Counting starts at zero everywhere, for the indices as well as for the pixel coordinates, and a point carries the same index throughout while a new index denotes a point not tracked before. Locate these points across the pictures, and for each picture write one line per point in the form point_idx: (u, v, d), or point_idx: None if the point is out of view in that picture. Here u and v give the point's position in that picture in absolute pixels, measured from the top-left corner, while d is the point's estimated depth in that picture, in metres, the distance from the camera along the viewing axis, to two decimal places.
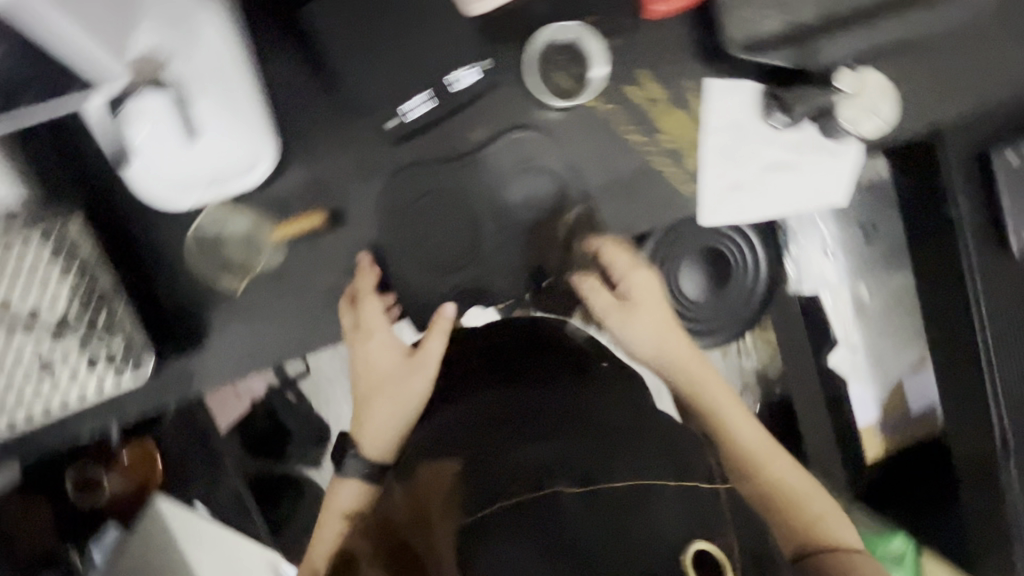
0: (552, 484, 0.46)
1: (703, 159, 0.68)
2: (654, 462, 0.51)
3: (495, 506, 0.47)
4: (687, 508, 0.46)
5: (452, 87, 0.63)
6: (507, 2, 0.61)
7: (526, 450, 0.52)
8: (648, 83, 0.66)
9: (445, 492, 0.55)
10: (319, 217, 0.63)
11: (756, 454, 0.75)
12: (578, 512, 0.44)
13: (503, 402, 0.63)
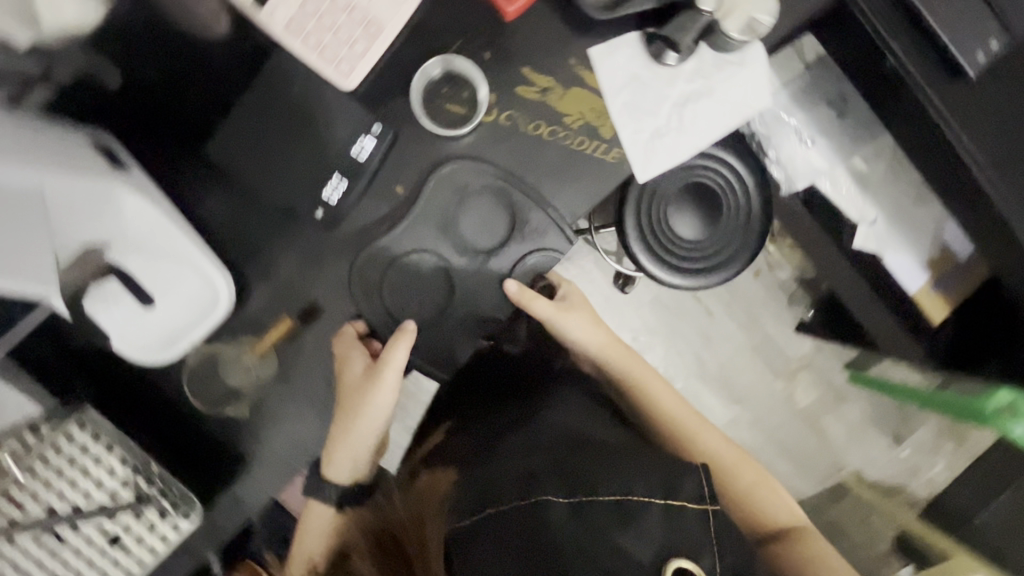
0: (540, 493, 0.54)
1: (618, 121, 0.69)
2: (643, 477, 0.56)
3: (486, 514, 0.55)
4: (671, 529, 0.51)
5: (362, 157, 0.64)
6: (378, 62, 0.64)
7: (522, 460, 0.62)
8: (535, 77, 0.68)
9: (437, 503, 0.63)
10: (290, 321, 0.68)
11: (722, 459, 0.78)
12: (561, 528, 0.51)
13: (510, 435, 0.69)
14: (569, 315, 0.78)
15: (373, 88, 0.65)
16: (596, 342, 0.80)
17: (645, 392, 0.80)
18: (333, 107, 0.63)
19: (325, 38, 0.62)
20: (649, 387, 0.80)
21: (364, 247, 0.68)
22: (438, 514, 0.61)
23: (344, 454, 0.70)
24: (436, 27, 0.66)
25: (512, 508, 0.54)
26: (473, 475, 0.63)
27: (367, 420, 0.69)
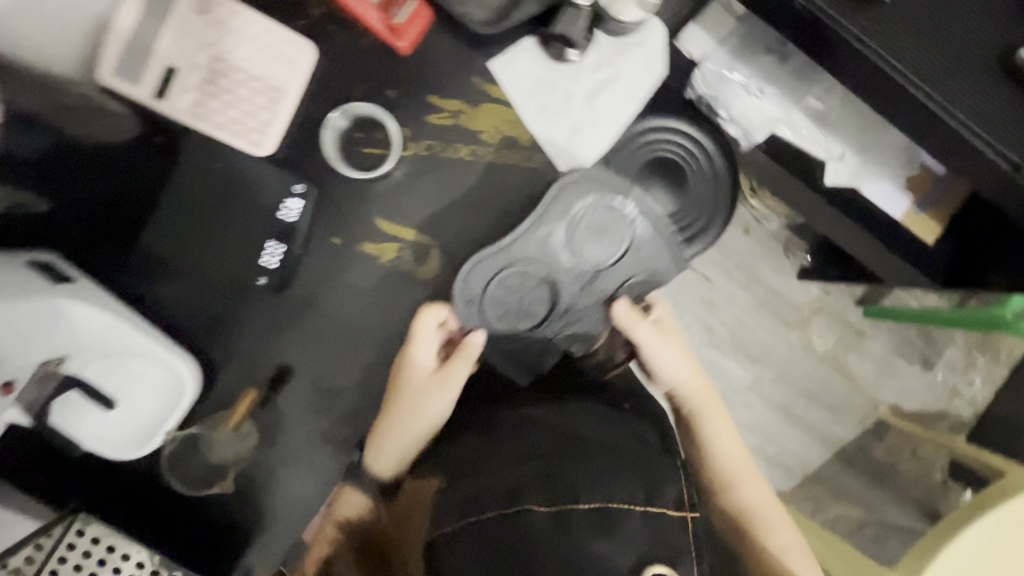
0: (525, 505, 0.37)
1: (533, 127, 0.69)
2: (625, 482, 0.40)
3: (466, 519, 0.38)
4: (660, 530, 0.36)
5: (291, 219, 0.65)
6: (287, 124, 0.66)
7: (493, 475, 0.43)
8: (442, 103, 0.69)
9: (425, 501, 0.47)
10: (255, 392, 0.69)
11: (763, 523, 0.52)
12: (541, 536, 0.35)
13: (477, 455, 0.48)
14: (664, 347, 0.58)
15: (290, 149, 0.67)
16: (667, 364, 0.58)
17: (693, 419, 0.57)
18: (253, 177, 0.65)
19: (230, 114, 0.64)
20: (699, 415, 0.57)
21: (318, 301, 0.70)
22: (405, 524, 0.47)
23: (382, 459, 0.57)
24: (337, 77, 0.67)
25: (488, 517, 0.37)
26: (444, 493, 0.44)
27: (416, 423, 0.56)
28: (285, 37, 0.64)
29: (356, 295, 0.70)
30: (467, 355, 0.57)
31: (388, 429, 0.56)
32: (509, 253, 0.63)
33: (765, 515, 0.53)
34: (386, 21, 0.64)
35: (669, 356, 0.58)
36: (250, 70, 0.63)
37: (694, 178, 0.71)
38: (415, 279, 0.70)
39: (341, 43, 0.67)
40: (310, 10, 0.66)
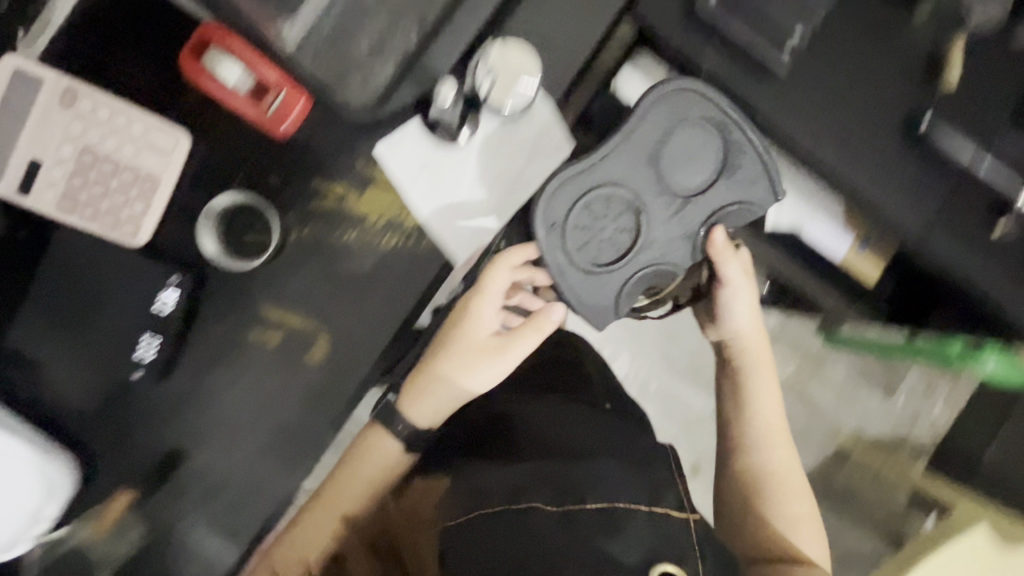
0: (532, 504, 0.58)
1: (419, 211, 0.68)
2: (637, 485, 0.61)
3: (480, 511, 0.59)
4: (654, 539, 0.56)
5: (164, 311, 0.65)
6: (161, 214, 0.65)
7: (510, 473, 0.63)
8: (327, 186, 0.67)
9: (433, 503, 0.69)
10: (128, 495, 0.69)
11: (768, 484, 0.78)
12: (553, 534, 0.55)
13: (489, 465, 0.67)
14: (751, 305, 0.79)
15: (168, 236, 0.66)
16: (746, 323, 0.80)
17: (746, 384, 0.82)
18: (128, 269, 0.64)
19: (100, 206, 0.62)
20: (763, 371, 0.82)
21: (204, 388, 0.68)
22: (417, 535, 0.69)
23: (424, 404, 0.74)
24: (217, 162, 0.66)
25: (504, 508, 0.58)
26: (480, 479, 0.64)
27: (456, 377, 0.72)
28: (155, 126, 0.62)
29: (245, 380, 0.69)
30: (540, 325, 0.71)
31: (449, 371, 0.72)
32: (596, 172, 0.66)
33: (770, 481, 0.78)
34: (260, 111, 0.62)
35: (747, 313, 0.80)
36: (121, 161, 0.62)
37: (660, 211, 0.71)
38: (304, 363, 0.69)
39: (217, 126, 0.65)
40: (183, 94, 0.64)
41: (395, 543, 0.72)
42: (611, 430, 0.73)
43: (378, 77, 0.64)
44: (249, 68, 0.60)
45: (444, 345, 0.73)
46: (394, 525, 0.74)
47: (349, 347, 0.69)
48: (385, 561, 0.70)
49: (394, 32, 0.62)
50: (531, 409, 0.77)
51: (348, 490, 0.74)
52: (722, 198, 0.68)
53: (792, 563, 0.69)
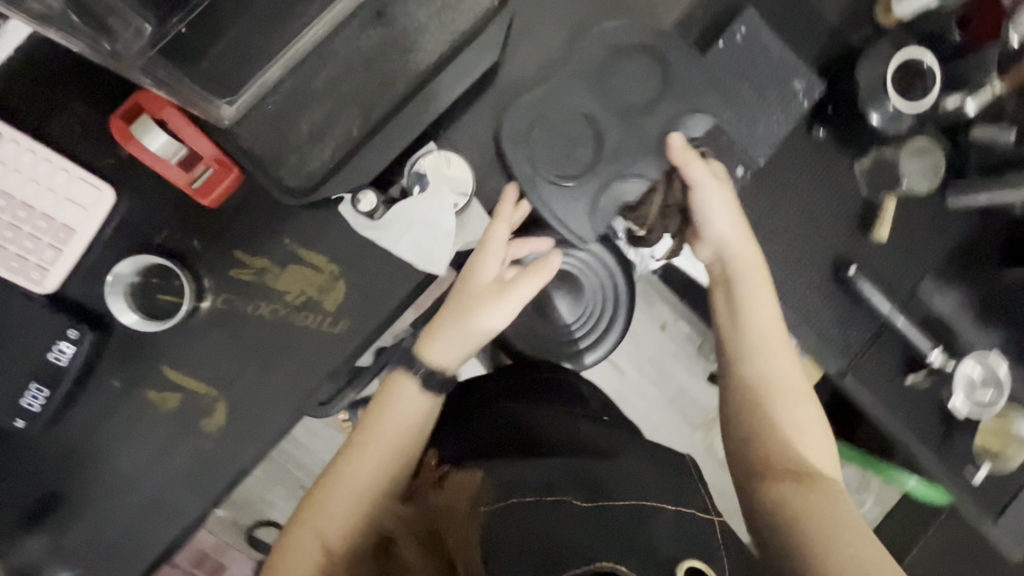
0: (562, 496, 0.54)
1: (340, 292, 0.68)
2: (660, 490, 0.59)
3: (512, 500, 0.54)
4: (681, 537, 0.52)
5: (60, 362, 0.62)
6: (72, 265, 0.64)
7: (539, 471, 0.59)
8: (249, 259, 0.67)
9: (465, 492, 0.59)
10: None
11: (776, 393, 0.67)
12: (577, 520, 0.51)
13: (511, 459, 0.64)
14: (711, 201, 0.72)
15: (79, 287, 0.65)
16: (718, 219, 0.72)
17: (739, 311, 0.71)
18: (23, 319, 0.62)
19: (10, 249, 0.61)
20: (745, 304, 0.71)
21: (92, 442, 0.67)
22: (453, 519, 0.56)
23: (439, 356, 0.66)
24: (141, 220, 0.65)
25: (527, 498, 0.54)
26: (496, 474, 0.60)
27: (468, 324, 0.66)
28: (80, 178, 0.62)
29: (135, 439, 0.68)
30: (542, 273, 0.66)
31: (456, 326, 0.66)
32: (543, 104, 0.72)
33: (778, 408, 0.66)
34: (186, 181, 0.62)
35: (722, 215, 0.72)
36: (38, 207, 0.61)
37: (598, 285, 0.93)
38: (200, 430, 0.68)
39: (147, 186, 0.65)
40: (117, 150, 0.64)
41: (437, 534, 0.56)
42: (613, 437, 0.72)
43: (312, 162, 0.63)
44: (180, 137, 0.61)
45: (455, 298, 0.67)
46: (434, 518, 0.57)
47: (249, 418, 0.69)
48: (432, 556, 0.55)
49: (335, 124, 0.63)
50: (564, 417, 0.76)
51: (359, 477, 0.63)
52: (661, 121, 0.75)
53: (796, 482, 0.62)
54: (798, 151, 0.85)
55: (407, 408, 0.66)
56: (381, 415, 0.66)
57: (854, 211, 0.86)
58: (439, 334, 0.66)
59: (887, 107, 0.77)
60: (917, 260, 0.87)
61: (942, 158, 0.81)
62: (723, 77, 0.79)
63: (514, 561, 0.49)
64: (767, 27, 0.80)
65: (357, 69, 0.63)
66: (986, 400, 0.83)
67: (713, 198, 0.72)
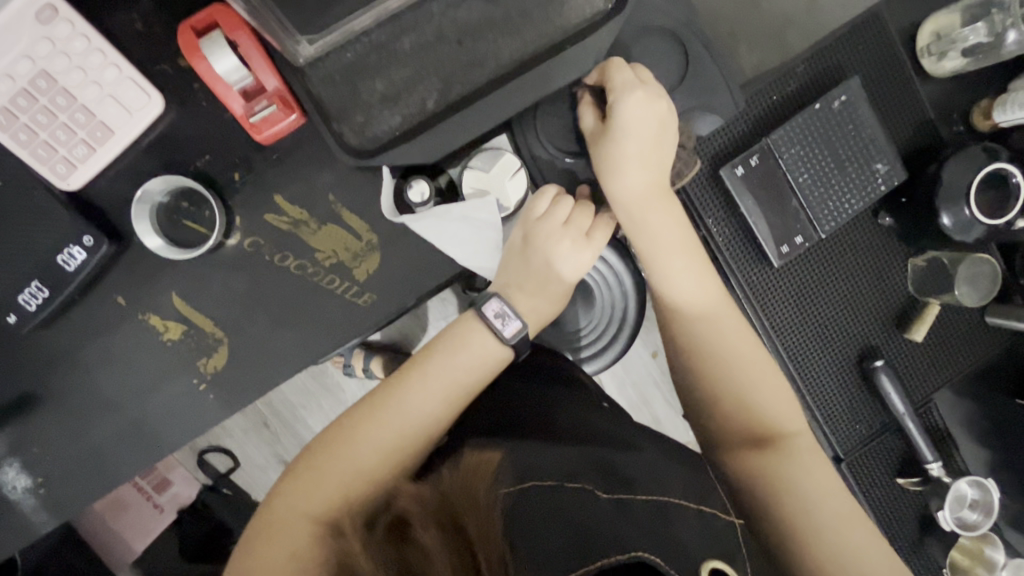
0: (580, 485, 0.53)
1: (375, 262, 0.65)
2: (681, 484, 0.59)
3: (533, 483, 0.53)
4: (705, 534, 0.53)
5: (68, 267, 0.59)
6: (100, 167, 0.59)
7: (554, 455, 0.58)
8: (287, 207, 0.63)
9: (487, 473, 0.51)
10: None
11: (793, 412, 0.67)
12: (605, 516, 0.49)
13: (523, 442, 0.61)
14: (658, 137, 0.62)
15: (104, 193, 0.61)
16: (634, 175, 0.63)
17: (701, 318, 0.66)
18: (36, 212, 0.58)
19: (40, 135, 0.57)
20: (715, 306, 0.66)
21: (80, 355, 0.64)
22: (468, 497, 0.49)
23: (531, 314, 0.66)
24: (183, 138, 0.61)
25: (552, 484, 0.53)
26: (511, 458, 0.57)
27: (559, 294, 0.67)
28: (132, 81, 0.57)
29: (127, 362, 0.64)
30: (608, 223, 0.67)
31: (565, 283, 0.66)
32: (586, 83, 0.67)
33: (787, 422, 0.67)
34: (245, 112, 0.58)
35: (656, 144, 0.63)
36: (80, 99, 0.57)
37: (608, 297, 0.94)
38: (196, 368, 0.65)
39: (199, 103, 0.60)
40: (177, 57, 0.59)
41: (449, 509, 0.47)
42: (626, 429, 0.69)
43: (381, 125, 0.59)
44: (246, 64, 0.56)
45: (547, 265, 0.65)
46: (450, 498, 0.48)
47: (248, 365, 0.66)
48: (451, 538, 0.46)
49: (413, 91, 0.59)
50: (572, 404, 0.73)
51: (421, 404, 0.61)
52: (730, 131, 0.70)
53: None
54: (857, 232, 0.83)
55: (483, 352, 0.63)
56: (443, 353, 0.63)
57: (893, 306, 0.84)
58: (535, 292, 0.66)
59: (963, 213, 0.74)
60: (939, 370, 0.86)
61: (996, 270, 0.79)
62: (810, 141, 0.77)
63: (547, 547, 0.46)
64: (867, 100, 0.77)
65: (451, 37, 0.58)
66: (969, 520, 0.82)
67: (628, 152, 0.62)
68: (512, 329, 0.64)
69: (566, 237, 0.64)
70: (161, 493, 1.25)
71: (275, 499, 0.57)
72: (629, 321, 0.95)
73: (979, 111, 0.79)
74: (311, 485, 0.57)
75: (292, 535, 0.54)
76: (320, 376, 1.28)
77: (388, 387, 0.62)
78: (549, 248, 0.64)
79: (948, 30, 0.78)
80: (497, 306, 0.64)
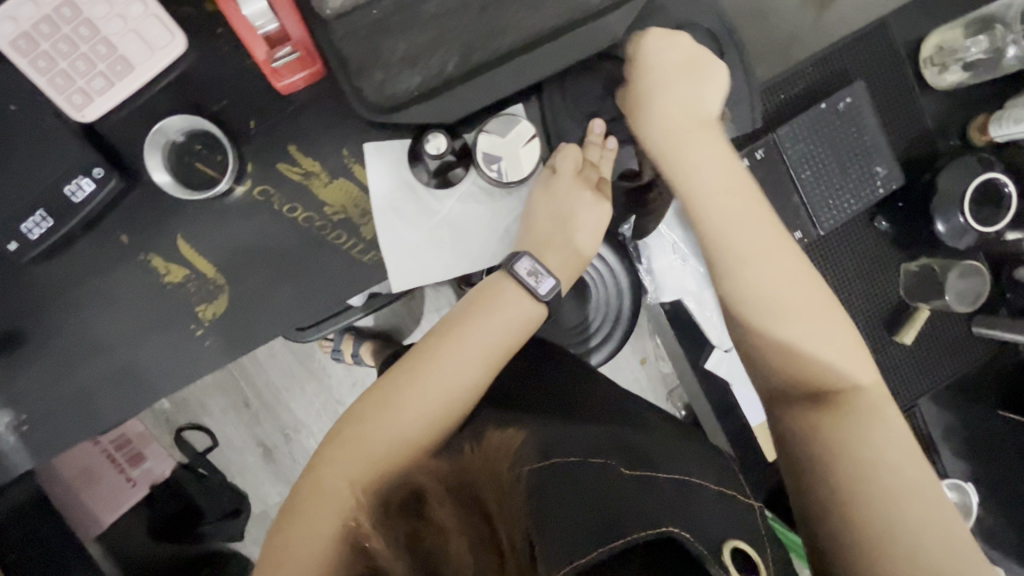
0: (604, 460, 0.55)
1: (378, 225, 0.64)
2: (701, 469, 0.59)
3: (559, 460, 0.54)
4: (730, 517, 0.52)
5: (75, 198, 0.58)
6: (115, 102, 0.59)
7: (574, 433, 0.59)
8: (300, 159, 0.63)
9: (507, 457, 0.50)
10: None
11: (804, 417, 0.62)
12: (630, 490, 0.51)
13: (543, 418, 0.62)
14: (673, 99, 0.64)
15: (118, 130, 0.61)
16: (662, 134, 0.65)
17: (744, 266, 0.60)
18: (47, 140, 0.58)
19: (59, 64, 0.57)
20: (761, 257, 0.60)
21: (78, 293, 0.63)
22: (490, 480, 0.47)
23: (561, 269, 0.67)
24: (203, 81, 0.61)
25: (573, 463, 0.54)
26: (537, 434, 0.58)
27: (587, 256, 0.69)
28: (156, 18, 0.58)
29: (123, 302, 0.64)
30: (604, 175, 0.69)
31: (588, 249, 0.68)
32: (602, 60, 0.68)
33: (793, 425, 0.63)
34: (266, 59, 0.58)
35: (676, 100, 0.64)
36: (103, 31, 0.57)
37: (606, 293, 0.95)
38: (193, 315, 0.64)
39: (221, 49, 0.61)
40: (203, 2, 0.60)
41: (471, 492, 0.46)
42: (634, 410, 0.69)
43: (400, 83, 0.60)
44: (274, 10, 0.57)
45: (568, 227, 0.66)
46: (470, 476, 0.48)
47: (246, 317, 0.65)
48: (469, 516, 0.45)
49: (434, 53, 0.60)
50: (585, 382, 0.72)
51: (458, 372, 0.61)
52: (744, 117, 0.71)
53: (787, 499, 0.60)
54: (855, 236, 0.85)
55: (517, 315, 0.64)
56: (477, 319, 0.63)
57: (885, 309, 0.87)
58: (566, 251, 0.67)
59: (957, 221, 0.76)
60: (934, 375, 0.88)
61: (985, 286, 0.79)
62: (813, 139, 0.79)
63: (570, 527, 0.46)
64: (870, 105, 0.80)
65: (476, 3, 0.59)
66: None
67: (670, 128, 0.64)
68: (545, 287, 0.65)
69: (585, 190, 0.66)
70: (126, 465, 1.19)
71: (314, 472, 0.57)
72: (625, 317, 0.96)
73: (975, 126, 0.82)
74: (349, 454, 0.57)
75: (333, 500, 0.54)
76: (309, 359, 1.28)
77: (419, 353, 0.62)
78: (574, 211, 0.66)
79: (952, 43, 0.79)
80: (528, 264, 0.64)
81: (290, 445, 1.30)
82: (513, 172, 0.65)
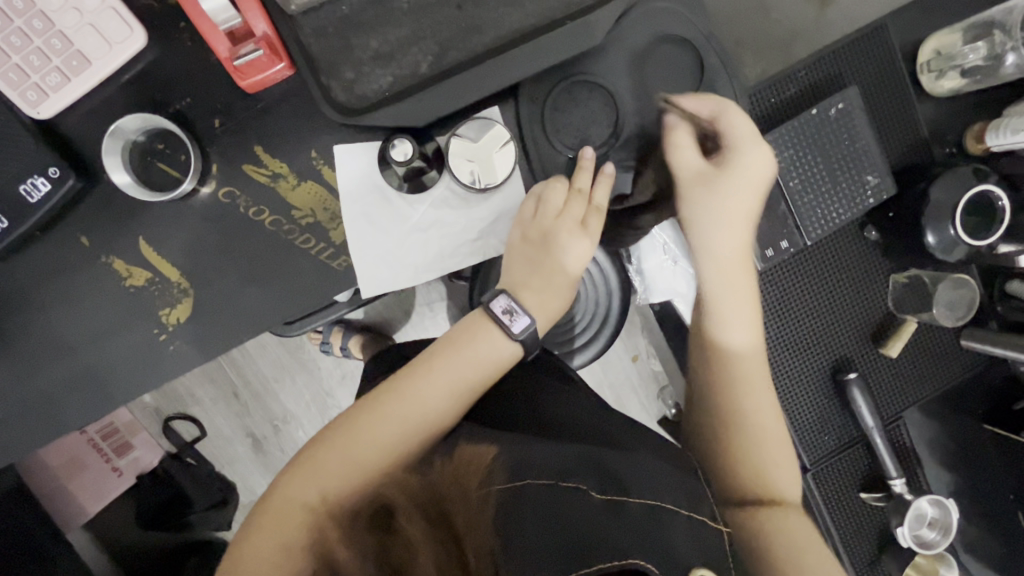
0: (577, 483, 0.52)
1: (349, 228, 0.62)
2: (676, 490, 0.57)
3: (529, 480, 0.51)
4: (697, 543, 0.51)
5: (31, 198, 0.56)
6: (72, 98, 0.57)
7: (547, 450, 0.56)
8: (268, 159, 0.61)
9: (480, 474, 0.48)
10: None
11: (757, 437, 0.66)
12: (598, 514, 0.48)
13: (516, 436, 0.59)
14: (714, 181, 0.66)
15: (78, 126, 0.59)
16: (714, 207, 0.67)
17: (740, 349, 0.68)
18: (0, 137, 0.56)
19: (13, 58, 0.55)
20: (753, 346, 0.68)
21: (39, 295, 0.61)
22: (463, 493, 0.45)
23: (540, 308, 0.66)
24: (165, 78, 0.59)
25: (544, 485, 0.51)
26: (508, 450, 0.55)
27: (572, 283, 0.68)
28: (115, 12, 0.56)
29: (85, 304, 0.62)
30: (598, 206, 0.64)
31: (575, 273, 0.67)
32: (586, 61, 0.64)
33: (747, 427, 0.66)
34: (229, 56, 0.56)
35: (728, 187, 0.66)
36: (58, 24, 0.55)
37: (593, 295, 0.94)
38: (158, 318, 0.63)
39: (184, 44, 0.59)
40: None
41: (439, 502, 0.44)
42: (612, 426, 0.67)
43: (370, 83, 0.57)
44: (237, 5, 0.54)
45: (552, 254, 0.65)
46: (442, 491, 0.45)
47: (213, 322, 0.63)
48: (438, 531, 0.42)
49: (407, 52, 0.57)
50: (564, 399, 0.70)
51: (432, 399, 0.60)
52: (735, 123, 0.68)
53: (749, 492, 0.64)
54: (844, 244, 0.83)
55: (496, 348, 0.63)
56: (455, 348, 0.62)
57: (873, 321, 0.85)
58: (546, 283, 0.66)
59: (947, 232, 0.74)
60: (920, 386, 0.87)
61: (976, 296, 0.81)
62: (803, 147, 0.76)
63: (536, 554, 0.44)
64: (864, 111, 0.77)
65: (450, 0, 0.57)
66: (927, 538, 0.83)
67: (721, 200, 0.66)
68: (521, 325, 0.64)
69: (565, 228, 0.63)
70: (110, 455, 1.18)
71: (278, 490, 0.55)
72: (613, 320, 0.95)
73: (972, 135, 0.79)
74: (315, 474, 0.55)
75: (292, 521, 0.52)
76: (298, 351, 1.26)
77: (394, 379, 0.61)
78: (555, 246, 0.64)
79: (950, 48, 0.77)
80: (505, 300, 0.64)
81: (277, 438, 1.29)
82: (488, 177, 0.63)
